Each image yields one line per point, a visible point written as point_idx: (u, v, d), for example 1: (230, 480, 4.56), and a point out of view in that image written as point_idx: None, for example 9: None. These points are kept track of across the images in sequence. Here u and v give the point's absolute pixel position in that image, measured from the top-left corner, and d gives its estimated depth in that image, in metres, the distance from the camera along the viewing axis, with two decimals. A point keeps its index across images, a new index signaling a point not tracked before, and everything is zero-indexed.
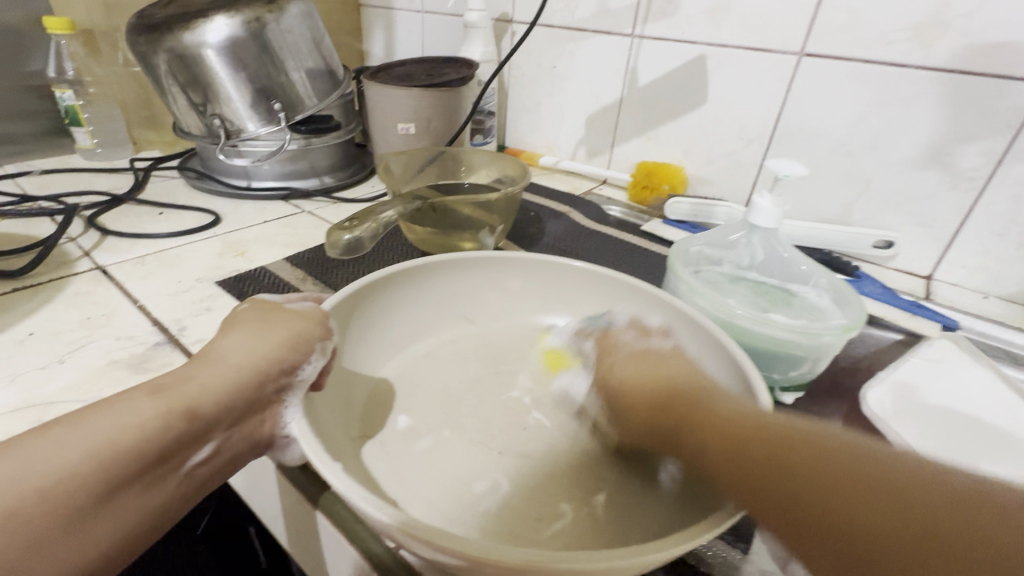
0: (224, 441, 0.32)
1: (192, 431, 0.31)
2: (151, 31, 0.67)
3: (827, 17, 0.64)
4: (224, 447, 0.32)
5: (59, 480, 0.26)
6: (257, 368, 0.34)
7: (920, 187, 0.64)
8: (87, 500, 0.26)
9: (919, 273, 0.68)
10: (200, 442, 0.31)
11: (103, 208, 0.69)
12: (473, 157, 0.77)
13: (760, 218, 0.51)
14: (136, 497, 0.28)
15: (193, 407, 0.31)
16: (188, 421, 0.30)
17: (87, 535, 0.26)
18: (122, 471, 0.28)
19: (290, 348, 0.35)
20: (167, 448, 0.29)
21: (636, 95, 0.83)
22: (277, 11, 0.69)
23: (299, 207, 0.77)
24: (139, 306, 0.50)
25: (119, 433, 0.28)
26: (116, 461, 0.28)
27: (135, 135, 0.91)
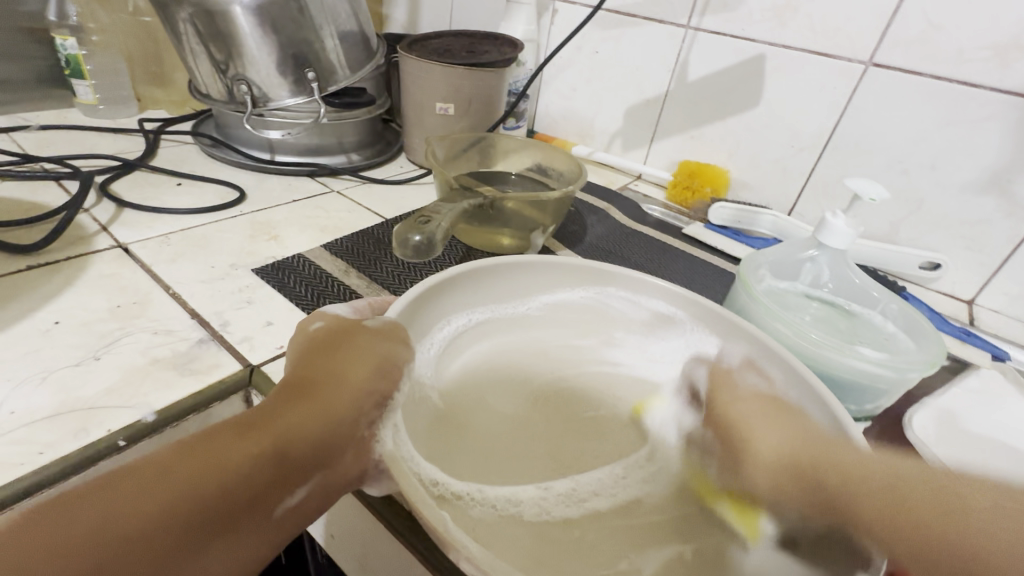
0: (316, 482, 0.31)
1: (283, 473, 0.30)
2: None
3: (901, 27, 0.62)
4: (315, 490, 0.31)
5: (158, 518, 0.26)
6: (347, 401, 0.33)
7: (975, 212, 0.63)
8: (183, 541, 0.26)
9: (961, 298, 0.68)
10: (293, 484, 0.30)
11: (115, 174, 0.63)
12: (514, 144, 0.72)
13: (833, 239, 0.49)
14: (228, 543, 0.27)
15: (283, 445, 0.30)
16: (277, 461, 0.30)
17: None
18: (213, 513, 0.27)
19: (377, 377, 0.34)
20: (259, 490, 0.29)
21: (683, 90, 0.80)
22: None
23: (328, 186, 0.72)
24: (173, 294, 0.46)
25: (215, 472, 0.28)
26: (204, 504, 0.27)
27: (141, 91, 0.84)
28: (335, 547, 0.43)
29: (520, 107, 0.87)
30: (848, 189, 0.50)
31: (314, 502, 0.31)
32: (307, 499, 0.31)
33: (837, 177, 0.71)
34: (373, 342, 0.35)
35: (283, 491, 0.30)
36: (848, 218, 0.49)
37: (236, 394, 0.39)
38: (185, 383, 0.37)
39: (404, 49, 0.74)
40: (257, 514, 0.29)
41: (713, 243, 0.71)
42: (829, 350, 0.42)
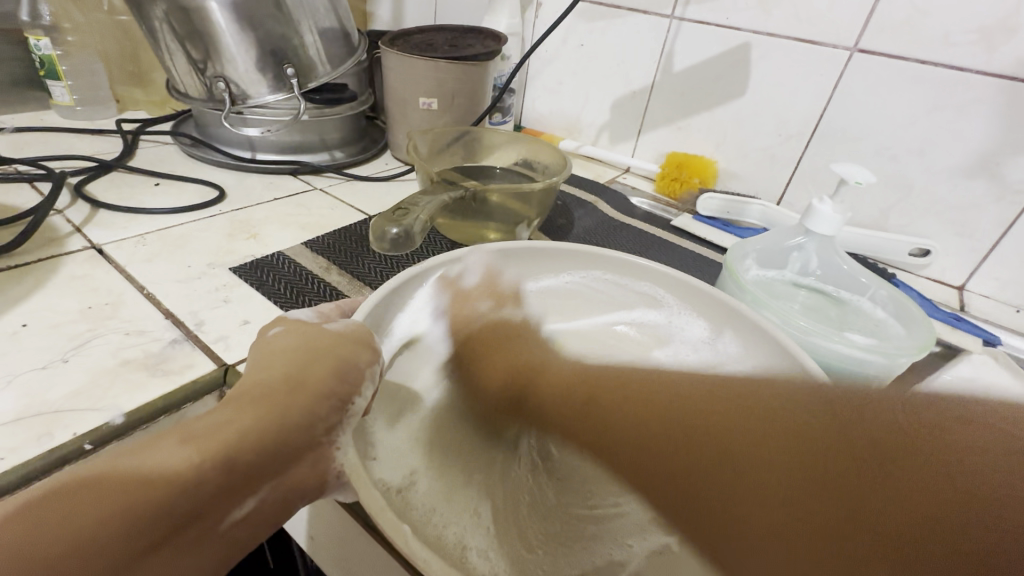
0: (268, 492, 0.29)
1: (231, 485, 0.27)
2: None
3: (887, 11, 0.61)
4: (268, 499, 0.29)
5: (87, 539, 0.24)
6: (303, 407, 0.30)
7: (963, 197, 0.63)
8: (117, 563, 0.24)
9: (951, 284, 0.67)
10: (243, 496, 0.28)
11: (91, 175, 0.61)
12: (498, 137, 0.72)
13: (821, 225, 0.48)
14: (173, 564, 0.26)
15: (236, 452, 0.28)
16: (225, 475, 0.27)
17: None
18: (150, 532, 0.25)
19: (337, 379, 0.32)
20: (203, 505, 0.27)
21: (669, 81, 0.79)
22: None
23: (311, 184, 0.71)
24: (147, 294, 0.45)
25: (153, 487, 0.25)
26: (144, 525, 0.25)
27: (120, 92, 0.82)
28: (319, 546, 0.42)
29: (506, 101, 0.86)
30: (835, 174, 0.50)
31: (268, 512, 0.29)
32: (259, 509, 0.29)
33: (825, 165, 0.71)
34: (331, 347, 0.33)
35: (235, 501, 0.28)
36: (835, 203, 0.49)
37: (210, 394, 0.38)
38: (157, 383, 0.36)
39: (386, 44, 0.73)
40: (205, 530, 0.27)
41: (701, 234, 0.70)
42: (818, 337, 0.42)
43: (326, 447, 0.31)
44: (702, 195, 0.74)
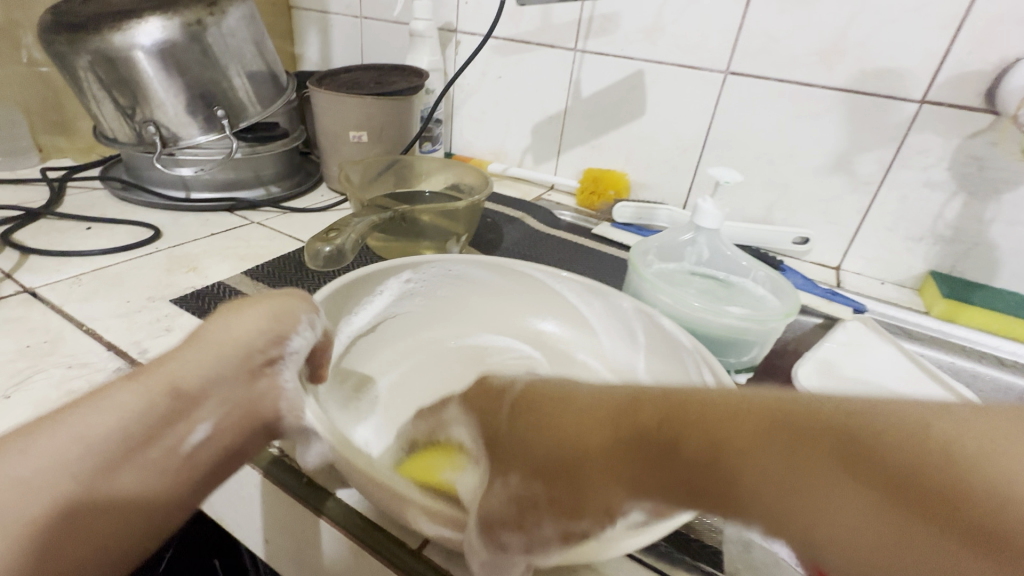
0: (220, 419, 0.34)
1: (181, 409, 0.33)
2: (74, 30, 0.62)
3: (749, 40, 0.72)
4: (221, 425, 0.34)
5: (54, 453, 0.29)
6: (242, 346, 0.36)
7: (829, 191, 0.74)
8: (84, 474, 0.29)
9: (830, 266, 0.78)
10: (195, 420, 0.33)
11: (18, 223, 0.62)
12: (427, 164, 0.77)
13: (704, 220, 0.56)
14: (130, 484, 0.31)
15: (175, 390, 0.34)
16: (172, 399, 0.33)
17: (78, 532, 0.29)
18: (112, 447, 0.30)
19: (274, 322, 0.37)
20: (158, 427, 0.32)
21: (580, 106, 0.88)
22: (218, 14, 0.66)
23: (248, 218, 0.74)
24: (87, 329, 0.46)
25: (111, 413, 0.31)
26: (88, 458, 0.29)
27: (43, 141, 0.82)
28: (273, 551, 0.44)
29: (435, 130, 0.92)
30: (712, 177, 0.58)
31: (211, 440, 0.34)
32: (214, 434, 0.34)
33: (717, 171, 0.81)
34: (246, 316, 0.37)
35: (179, 432, 0.33)
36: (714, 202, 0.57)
37: None
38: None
39: (314, 84, 0.78)
40: (158, 458, 0.32)
41: (619, 239, 0.78)
42: (706, 312, 0.49)
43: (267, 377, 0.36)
44: (617, 205, 0.83)
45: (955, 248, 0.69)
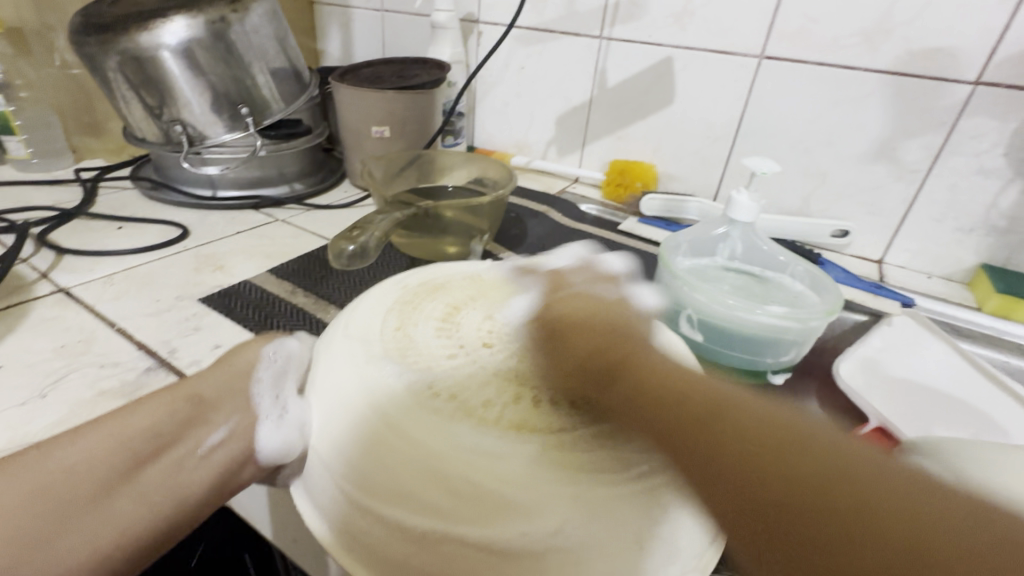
0: (243, 423, 0.25)
1: (183, 417, 0.25)
2: (98, 29, 0.47)
3: (942, 13, 0.47)
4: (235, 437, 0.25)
5: (119, 444, 0.23)
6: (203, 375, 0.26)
7: (868, 180, 0.54)
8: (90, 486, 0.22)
9: (870, 259, 0.57)
10: (216, 420, 0.25)
11: (53, 223, 0.47)
12: (639, 86, 0.63)
13: (737, 213, 0.41)
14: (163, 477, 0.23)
15: (198, 391, 0.25)
16: (188, 404, 0.25)
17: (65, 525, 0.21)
18: (175, 436, 0.24)
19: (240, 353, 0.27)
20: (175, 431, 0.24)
21: (608, 99, 0.66)
22: (243, 9, 0.50)
23: (270, 216, 0.55)
24: (229, 316, 0.37)
25: (196, 385, 0.26)
26: (58, 529, 0.21)
27: (73, 143, 0.63)
28: None
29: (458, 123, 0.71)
30: None
31: (239, 446, 0.25)
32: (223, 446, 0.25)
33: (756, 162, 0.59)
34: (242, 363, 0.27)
35: (204, 428, 0.25)
36: (753, 196, 0.42)
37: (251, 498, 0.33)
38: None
39: None
40: (183, 455, 0.24)
41: (652, 237, 0.58)
42: (744, 312, 0.35)
43: (208, 414, 0.25)
44: (645, 196, 0.62)
45: (1009, 240, 0.50)
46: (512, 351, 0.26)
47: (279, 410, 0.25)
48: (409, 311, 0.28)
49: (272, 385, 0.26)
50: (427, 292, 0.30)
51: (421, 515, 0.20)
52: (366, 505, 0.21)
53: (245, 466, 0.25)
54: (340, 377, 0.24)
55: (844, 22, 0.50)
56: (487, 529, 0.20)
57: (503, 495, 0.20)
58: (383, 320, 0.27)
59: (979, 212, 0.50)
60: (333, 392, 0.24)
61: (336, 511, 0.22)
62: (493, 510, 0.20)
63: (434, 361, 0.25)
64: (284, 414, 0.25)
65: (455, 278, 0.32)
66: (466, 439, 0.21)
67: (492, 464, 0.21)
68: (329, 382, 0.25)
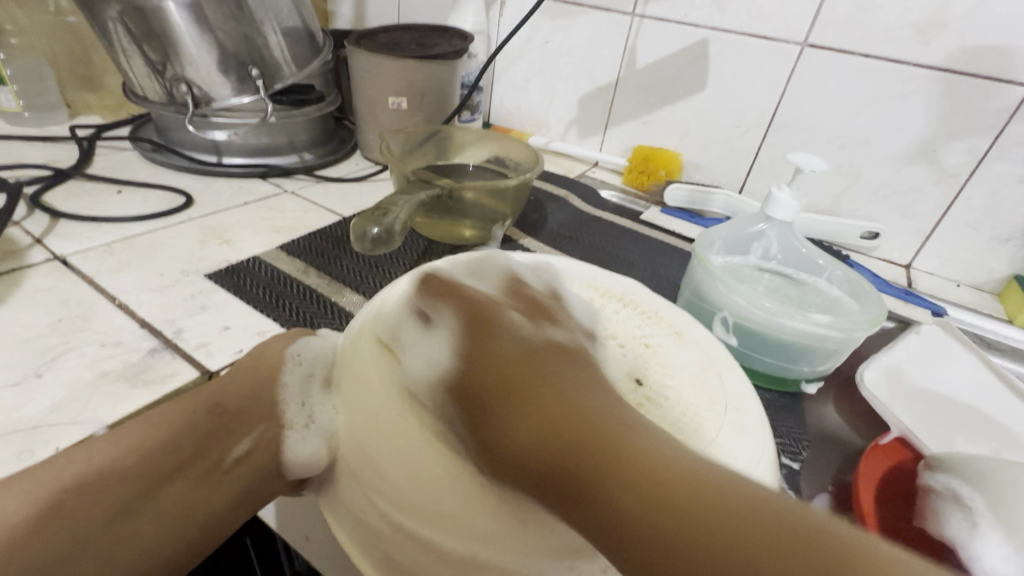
0: (270, 434, 0.24)
1: (206, 428, 0.23)
2: None
3: (1003, 8, 0.44)
4: (263, 448, 0.23)
5: (136, 459, 0.21)
6: (227, 380, 0.24)
7: (904, 182, 0.52)
8: (107, 506, 0.20)
9: (896, 263, 0.56)
10: (242, 431, 0.23)
11: (46, 184, 0.44)
12: (670, 69, 0.60)
13: (777, 212, 0.39)
14: (184, 496, 0.22)
15: (223, 400, 0.24)
16: (211, 414, 0.23)
17: (80, 556, 0.19)
18: (197, 448, 0.22)
19: (265, 356, 0.25)
20: (198, 444, 0.22)
21: (636, 80, 0.63)
22: None
23: (278, 186, 0.52)
24: (238, 294, 0.35)
25: (219, 391, 0.24)
26: (74, 558, 0.19)
27: (67, 97, 0.59)
28: None
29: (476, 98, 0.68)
30: None
31: (267, 459, 0.23)
32: (250, 459, 0.23)
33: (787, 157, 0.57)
34: (268, 368, 0.25)
35: (227, 440, 0.23)
36: (795, 193, 0.40)
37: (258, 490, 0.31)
38: (140, 395, 0.27)
39: None
40: (207, 469, 0.22)
41: (675, 229, 0.56)
42: (783, 317, 0.33)
43: (234, 424, 0.23)
44: (669, 186, 0.60)
45: None
46: None
47: (304, 417, 0.24)
48: (440, 306, 0.26)
49: (299, 392, 0.25)
50: (458, 285, 0.28)
51: (455, 531, 0.19)
52: (399, 521, 0.20)
53: (272, 481, 0.23)
54: (367, 378, 0.23)
55: (896, 12, 0.48)
56: (529, 555, 0.19)
57: (551, 521, 0.19)
58: (412, 314, 0.25)
59: (1019, 222, 0.49)
60: (362, 393, 0.22)
61: (370, 529, 0.21)
62: (538, 536, 0.19)
63: None
64: (310, 420, 0.24)
65: (488, 269, 0.29)
66: (510, 457, 0.20)
67: (537, 485, 0.19)
68: (356, 384, 0.23)
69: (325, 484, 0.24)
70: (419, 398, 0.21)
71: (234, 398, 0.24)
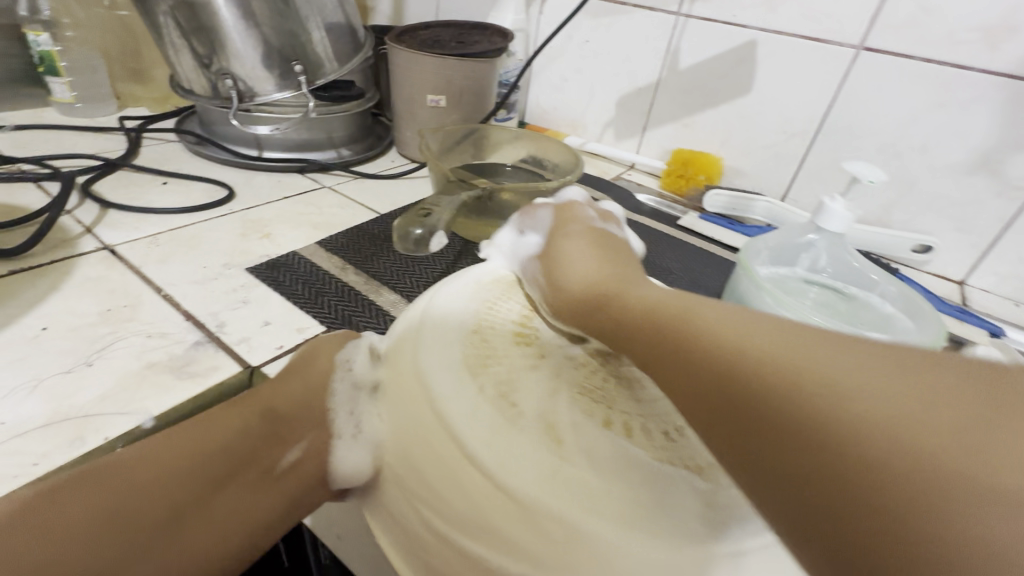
0: (316, 443, 0.24)
1: (258, 436, 0.23)
2: None
3: None
4: (312, 456, 0.24)
5: (194, 466, 0.22)
6: (279, 386, 0.25)
7: (963, 194, 0.50)
8: (163, 513, 0.21)
9: (950, 279, 0.53)
10: (291, 441, 0.24)
11: (96, 175, 0.45)
12: (714, 70, 0.58)
13: (829, 222, 0.37)
14: (233, 502, 0.22)
15: (274, 406, 0.24)
16: (264, 421, 0.24)
17: (141, 553, 0.20)
18: (248, 456, 0.23)
19: (314, 365, 0.25)
20: (250, 451, 0.23)
21: (678, 81, 0.61)
22: None
23: (317, 181, 0.53)
24: (278, 288, 0.35)
25: (272, 396, 0.24)
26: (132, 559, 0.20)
27: (117, 89, 0.61)
28: None
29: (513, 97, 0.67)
30: None
31: (313, 467, 0.24)
32: (299, 466, 0.24)
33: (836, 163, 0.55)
34: (318, 376, 0.25)
35: (278, 447, 0.24)
36: (849, 203, 0.38)
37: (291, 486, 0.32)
38: (184, 388, 0.27)
39: None
40: (257, 475, 0.23)
41: (714, 236, 0.54)
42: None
43: (284, 432, 0.24)
44: (709, 191, 0.58)
45: None
46: (598, 369, 0.24)
47: (353, 427, 0.24)
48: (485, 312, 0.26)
49: (347, 400, 0.25)
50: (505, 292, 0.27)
51: (502, 550, 0.19)
52: (445, 535, 0.20)
53: (316, 490, 0.24)
54: (414, 387, 0.22)
55: (962, 14, 0.45)
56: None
57: (601, 545, 0.18)
58: (457, 321, 0.25)
59: None
60: (409, 402, 0.22)
61: (414, 538, 0.21)
62: (586, 560, 0.18)
63: (516, 377, 0.22)
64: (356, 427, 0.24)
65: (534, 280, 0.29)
66: (556, 476, 0.19)
67: (587, 508, 0.18)
68: (404, 393, 0.23)
69: (370, 496, 0.24)
70: (463, 411, 0.21)
71: (285, 403, 0.24)
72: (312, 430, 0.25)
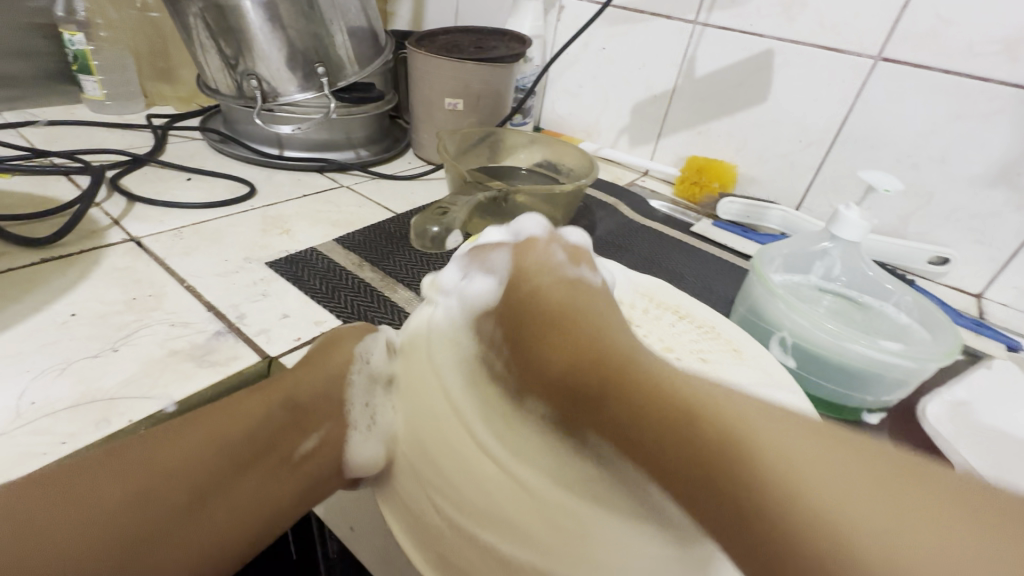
0: (334, 432, 0.25)
1: (279, 423, 0.24)
2: None
3: None
4: (331, 445, 0.25)
5: (219, 449, 0.22)
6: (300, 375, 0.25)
7: (980, 207, 0.49)
8: (189, 493, 0.21)
9: (967, 292, 0.53)
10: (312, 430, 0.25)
11: (123, 170, 0.47)
12: (730, 79, 0.59)
13: (844, 230, 0.37)
14: (252, 487, 0.23)
15: (295, 395, 0.25)
16: (285, 409, 0.24)
17: (167, 532, 0.21)
18: (271, 442, 0.24)
19: (333, 356, 0.26)
20: (272, 438, 0.24)
21: (694, 89, 0.61)
22: None
23: (335, 181, 0.54)
24: (296, 282, 0.36)
25: (294, 385, 0.25)
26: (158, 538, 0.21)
27: (145, 88, 0.62)
28: None
29: (529, 102, 0.68)
30: None
31: (332, 455, 0.25)
32: (317, 454, 0.25)
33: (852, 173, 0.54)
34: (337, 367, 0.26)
35: (298, 435, 0.24)
36: (865, 212, 0.38)
37: None
38: (205, 376, 0.28)
39: None
40: (278, 461, 0.24)
41: (727, 243, 0.54)
42: (848, 341, 0.32)
43: (304, 420, 0.25)
44: (722, 199, 0.58)
45: None
46: None
47: (367, 418, 0.25)
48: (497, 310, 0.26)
49: (364, 392, 0.26)
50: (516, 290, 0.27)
51: (513, 542, 0.20)
52: (457, 524, 0.21)
53: (332, 477, 0.25)
54: (430, 388, 0.23)
55: (981, 26, 0.45)
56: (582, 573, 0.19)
57: (608, 541, 0.19)
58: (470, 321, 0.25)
59: None
60: (426, 401, 0.23)
61: (426, 527, 0.22)
62: (593, 555, 0.19)
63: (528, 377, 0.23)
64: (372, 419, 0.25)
65: None
66: (564, 475, 0.20)
67: (595, 509, 0.19)
68: (420, 392, 0.23)
69: (382, 484, 0.25)
70: (478, 412, 0.21)
71: (305, 392, 0.25)
72: (331, 419, 0.25)
